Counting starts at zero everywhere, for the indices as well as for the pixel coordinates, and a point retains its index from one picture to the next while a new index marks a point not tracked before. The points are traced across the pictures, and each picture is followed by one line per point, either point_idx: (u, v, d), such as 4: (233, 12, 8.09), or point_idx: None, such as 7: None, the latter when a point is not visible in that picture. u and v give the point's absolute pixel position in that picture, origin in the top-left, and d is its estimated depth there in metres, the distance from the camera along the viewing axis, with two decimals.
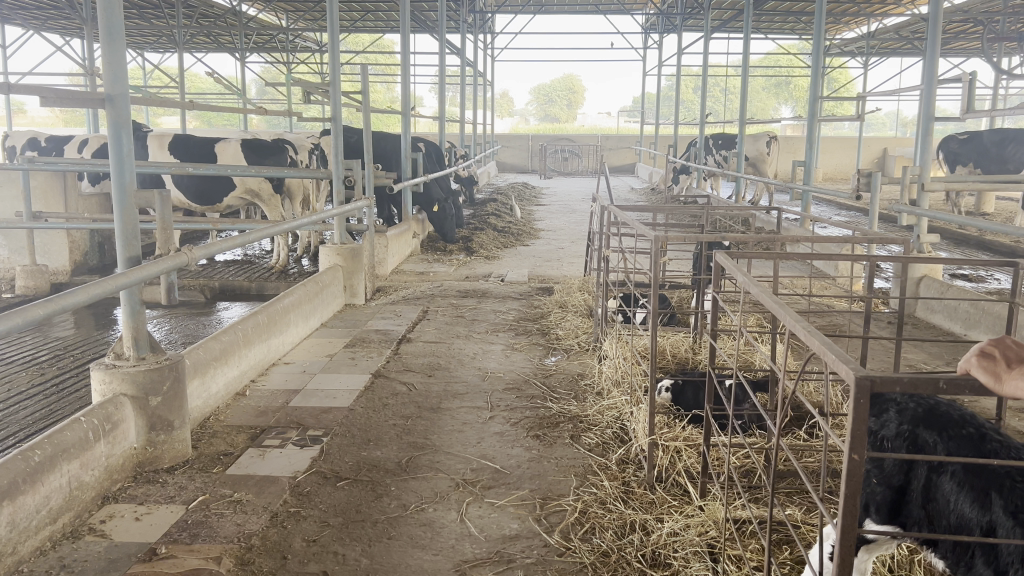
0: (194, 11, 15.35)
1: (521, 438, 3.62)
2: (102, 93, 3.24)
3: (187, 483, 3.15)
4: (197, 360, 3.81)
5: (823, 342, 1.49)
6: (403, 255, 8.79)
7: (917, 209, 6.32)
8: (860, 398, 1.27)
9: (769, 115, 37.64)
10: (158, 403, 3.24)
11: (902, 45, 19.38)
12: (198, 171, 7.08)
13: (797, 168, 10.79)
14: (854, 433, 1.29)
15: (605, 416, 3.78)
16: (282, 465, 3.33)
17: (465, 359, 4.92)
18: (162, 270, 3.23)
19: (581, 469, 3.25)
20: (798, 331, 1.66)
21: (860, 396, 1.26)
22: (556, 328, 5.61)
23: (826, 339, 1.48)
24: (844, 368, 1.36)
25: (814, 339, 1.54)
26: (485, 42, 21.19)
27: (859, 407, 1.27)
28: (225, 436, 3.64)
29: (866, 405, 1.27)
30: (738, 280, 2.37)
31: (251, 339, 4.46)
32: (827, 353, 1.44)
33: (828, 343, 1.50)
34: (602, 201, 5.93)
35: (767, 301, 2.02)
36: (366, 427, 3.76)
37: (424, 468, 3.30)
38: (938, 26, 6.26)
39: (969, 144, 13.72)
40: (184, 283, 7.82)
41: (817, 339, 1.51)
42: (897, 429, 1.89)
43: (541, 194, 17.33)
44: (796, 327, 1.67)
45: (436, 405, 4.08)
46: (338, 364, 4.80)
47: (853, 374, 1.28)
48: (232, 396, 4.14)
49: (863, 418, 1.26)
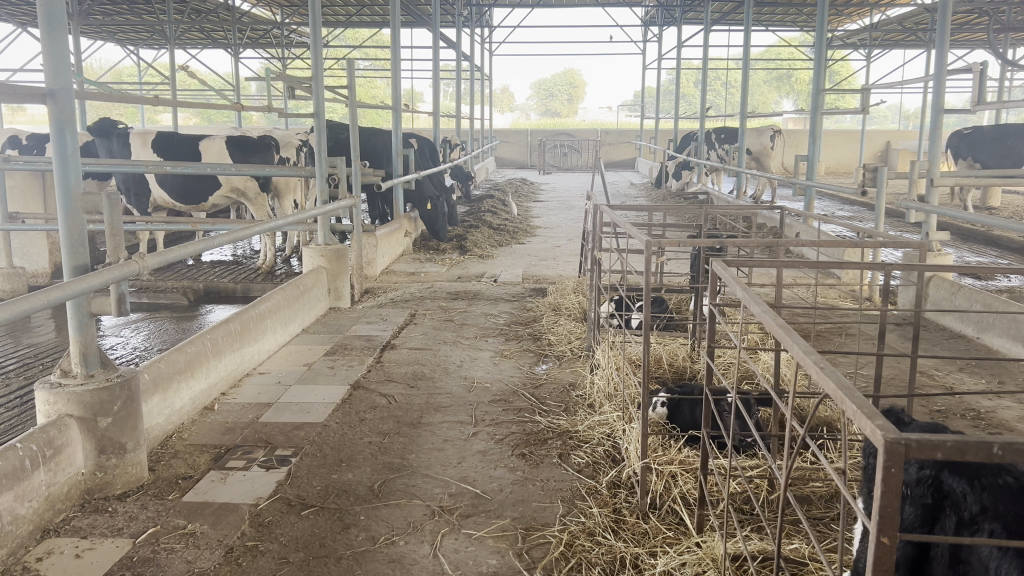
0: (184, 6, 14.99)
1: (506, 457, 3.36)
2: (43, 90, 2.99)
3: (139, 513, 2.88)
4: (158, 374, 3.55)
5: (839, 384, 1.22)
6: (394, 254, 8.54)
7: (925, 205, 6.03)
8: (890, 464, 1.04)
9: (770, 108, 37.25)
10: (108, 424, 2.97)
11: (905, 37, 19.02)
12: (178, 169, 6.79)
13: (800, 161, 10.47)
14: (883, 506, 1.06)
15: (596, 432, 3.51)
16: (244, 490, 3.07)
17: (451, 368, 4.65)
18: (113, 278, 2.95)
19: (568, 494, 2.99)
20: (810, 366, 1.36)
21: (891, 463, 1.03)
22: (547, 333, 5.34)
23: (844, 380, 1.21)
24: (865, 423, 1.11)
25: (828, 378, 1.26)
26: (482, 36, 20.90)
27: (888, 477, 1.03)
28: (187, 456, 3.38)
29: (897, 475, 1.03)
30: (739, 293, 2.05)
31: (222, 349, 4.19)
32: (844, 402, 1.18)
33: (845, 385, 1.23)
34: (595, 201, 5.64)
35: (769, 322, 1.71)
36: (340, 444, 3.50)
37: (398, 493, 3.03)
38: (948, 13, 5.96)
39: (973, 137, 13.44)
40: (167, 285, 7.55)
41: (831, 379, 1.23)
42: (918, 474, 1.64)
43: (539, 190, 17.01)
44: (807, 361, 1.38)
45: (416, 420, 3.82)
46: (316, 374, 4.54)
47: (882, 436, 1.04)
48: (199, 411, 3.89)
49: (896, 491, 1.03)
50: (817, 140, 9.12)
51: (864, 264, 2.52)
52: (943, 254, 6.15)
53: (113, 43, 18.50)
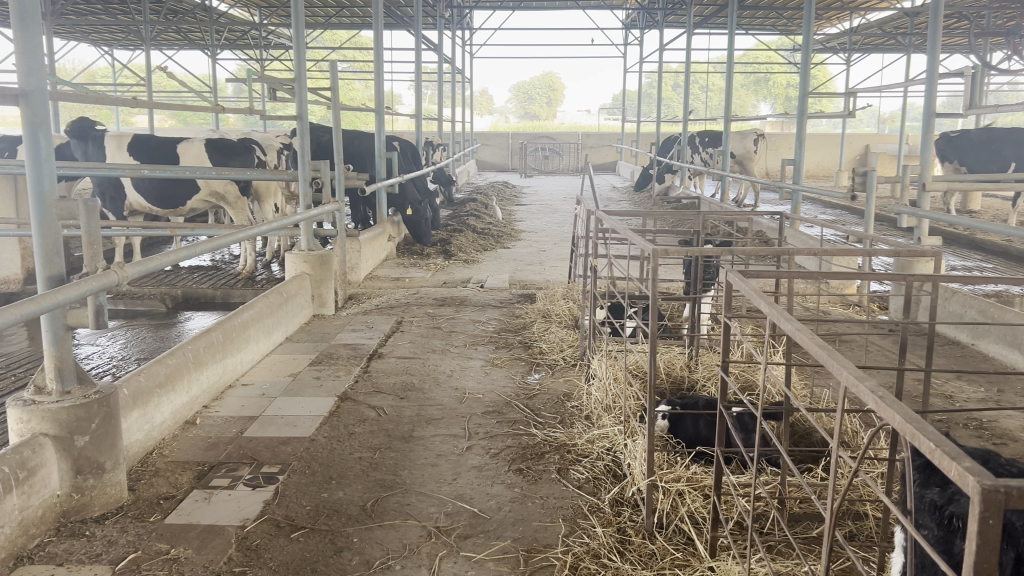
0: (161, 7, 14.73)
1: (502, 473, 3.23)
2: (15, 89, 2.83)
3: (118, 537, 2.73)
4: (136, 389, 3.39)
5: (907, 415, 1.12)
6: (377, 259, 8.39)
7: (917, 210, 5.97)
8: (989, 516, 0.95)
9: (749, 113, 37.36)
10: (85, 443, 2.82)
11: (885, 41, 19.08)
12: (155, 173, 6.60)
13: (785, 165, 10.29)
14: (976, 562, 0.97)
15: (596, 446, 3.38)
16: (229, 511, 2.92)
17: (442, 378, 4.52)
18: (89, 290, 2.78)
19: (569, 512, 2.88)
20: (864, 395, 1.22)
21: (989, 513, 0.94)
22: (538, 341, 5.22)
23: (914, 412, 1.10)
24: (950, 465, 1.01)
25: (892, 409, 1.15)
26: (463, 39, 20.76)
27: (987, 529, 0.95)
28: (168, 475, 3.23)
29: (996, 526, 0.94)
30: (763, 309, 1.88)
31: (203, 360, 4.04)
32: (917, 440, 1.07)
33: (913, 417, 1.12)
34: (586, 206, 5.54)
35: (805, 340, 1.54)
36: (328, 461, 3.36)
37: (392, 513, 2.90)
38: (939, 18, 5.92)
39: (960, 140, 13.43)
40: (144, 291, 7.34)
41: (896, 411, 1.12)
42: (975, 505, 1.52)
43: (521, 194, 16.90)
44: (863, 391, 1.23)
45: (408, 434, 3.68)
46: (302, 386, 4.38)
47: (977, 482, 0.95)
48: (180, 426, 3.73)
49: (994, 546, 0.94)
50: (804, 145, 9.06)
51: (888, 275, 2.38)
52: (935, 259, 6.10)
53: (87, 43, 18.19)
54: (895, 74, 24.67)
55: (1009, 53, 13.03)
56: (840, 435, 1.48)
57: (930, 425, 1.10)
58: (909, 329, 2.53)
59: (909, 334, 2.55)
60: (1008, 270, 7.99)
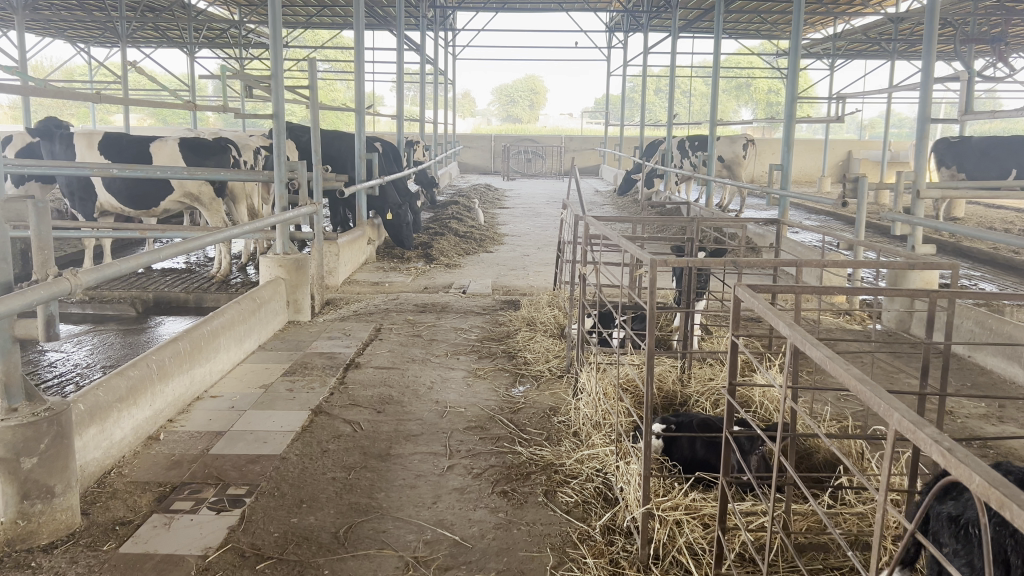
0: (139, 4, 14.43)
1: (485, 496, 3.03)
2: None
3: (68, 569, 2.50)
4: (94, 403, 3.17)
5: (990, 478, 0.93)
6: (357, 263, 8.17)
7: (911, 217, 5.80)
8: None
9: (731, 117, 37.46)
10: (33, 465, 2.58)
11: (868, 47, 19.09)
12: (125, 172, 6.35)
13: (774, 171, 9.74)
14: None
15: (585, 466, 3.18)
16: (191, 538, 2.70)
17: (421, 391, 4.31)
18: (36, 298, 2.52)
19: (558, 541, 2.68)
20: (928, 447, 1.04)
21: None
22: (523, 350, 5.03)
23: (1002, 475, 0.91)
24: None
25: (969, 467, 0.96)
26: (445, 40, 20.51)
27: None
28: (127, 497, 3.00)
29: None
30: (780, 330, 1.68)
31: (168, 372, 3.81)
32: (1007, 507, 0.89)
33: (999, 481, 0.93)
34: (572, 210, 5.36)
35: (839, 373, 1.35)
36: (300, 482, 3.14)
37: (366, 541, 2.69)
38: (934, 20, 5.78)
39: (958, 146, 13.34)
40: (114, 294, 7.07)
41: (976, 472, 0.94)
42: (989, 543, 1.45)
43: (504, 197, 16.73)
44: (928, 444, 1.04)
45: (384, 452, 3.47)
46: (274, 398, 4.15)
47: None
48: (142, 442, 3.50)
49: None
50: (791, 150, 8.89)
51: (911, 289, 2.20)
52: (928, 267, 5.97)
53: (62, 40, 17.82)
54: (878, 80, 24.74)
55: (995, 59, 12.98)
56: (883, 483, 1.30)
57: (1020, 491, 0.91)
58: (930, 349, 2.36)
59: (929, 354, 2.38)
60: (998, 278, 7.91)
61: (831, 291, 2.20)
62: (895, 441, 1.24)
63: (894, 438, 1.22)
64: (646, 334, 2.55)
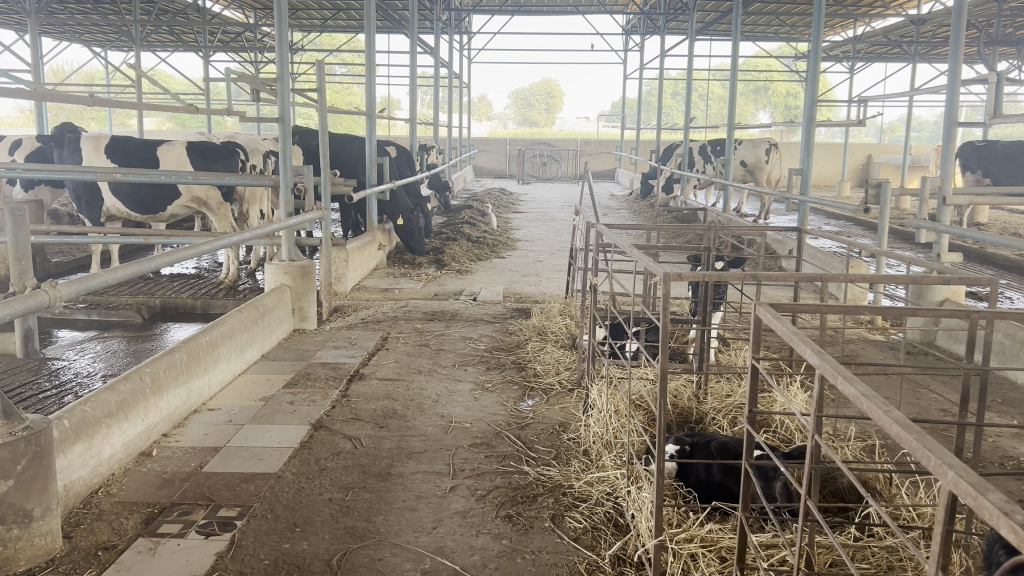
0: (154, 7, 14.39)
1: (489, 520, 2.87)
2: None
3: None
4: (81, 419, 3.02)
5: None
6: (367, 268, 8.04)
7: (937, 224, 5.58)
8: None
9: (748, 122, 37.25)
10: (10, 488, 2.42)
11: (888, 49, 18.81)
12: (129, 177, 6.23)
13: (792, 176, 9.42)
14: None
15: (594, 489, 3.01)
16: (177, 565, 2.55)
17: (426, 404, 4.15)
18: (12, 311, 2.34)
19: (564, 572, 2.51)
20: (996, 523, 0.87)
21: None
22: (532, 362, 4.86)
23: None
24: None
25: None
26: (461, 43, 20.42)
27: None
28: (113, 519, 2.86)
29: None
30: (806, 357, 1.50)
31: (163, 385, 3.67)
32: None
33: None
34: (585, 216, 5.19)
35: (877, 413, 1.18)
36: (294, 503, 2.99)
37: (361, 570, 2.54)
38: (961, 20, 5.59)
39: (984, 150, 13.06)
40: (120, 299, 6.96)
41: None
42: None
43: (519, 201, 16.59)
44: (996, 516, 0.87)
45: (385, 471, 3.32)
46: (274, 412, 4.00)
47: None
48: (134, 458, 3.37)
49: None
50: (812, 154, 8.66)
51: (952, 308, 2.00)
52: (954, 276, 5.76)
53: (79, 44, 17.85)
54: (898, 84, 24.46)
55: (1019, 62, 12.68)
56: (938, 544, 1.13)
57: None
58: (971, 374, 2.17)
59: (970, 378, 2.19)
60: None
61: (859, 310, 2.02)
62: (949, 501, 1.06)
63: (946, 497, 1.05)
64: (660, 350, 2.35)
